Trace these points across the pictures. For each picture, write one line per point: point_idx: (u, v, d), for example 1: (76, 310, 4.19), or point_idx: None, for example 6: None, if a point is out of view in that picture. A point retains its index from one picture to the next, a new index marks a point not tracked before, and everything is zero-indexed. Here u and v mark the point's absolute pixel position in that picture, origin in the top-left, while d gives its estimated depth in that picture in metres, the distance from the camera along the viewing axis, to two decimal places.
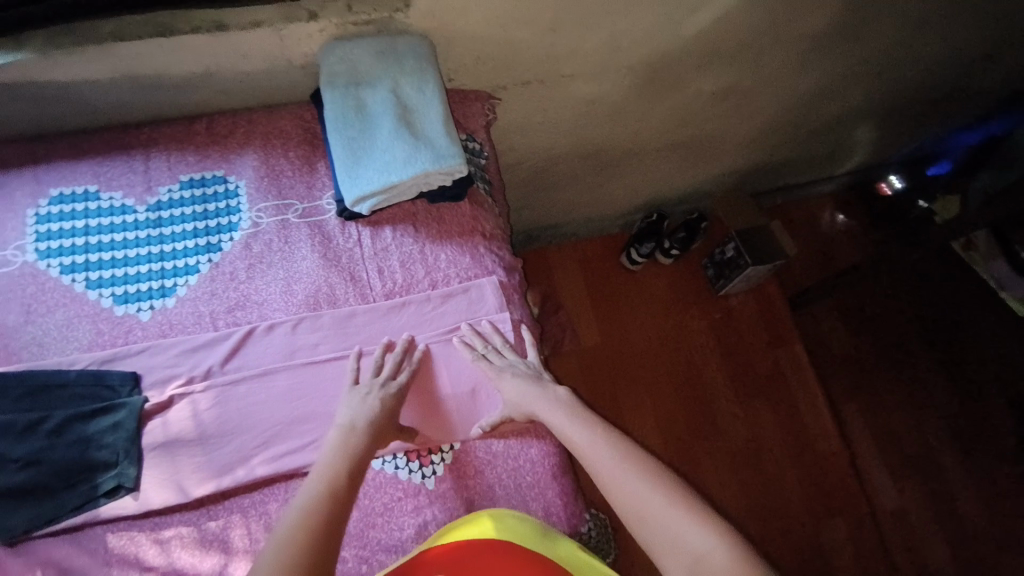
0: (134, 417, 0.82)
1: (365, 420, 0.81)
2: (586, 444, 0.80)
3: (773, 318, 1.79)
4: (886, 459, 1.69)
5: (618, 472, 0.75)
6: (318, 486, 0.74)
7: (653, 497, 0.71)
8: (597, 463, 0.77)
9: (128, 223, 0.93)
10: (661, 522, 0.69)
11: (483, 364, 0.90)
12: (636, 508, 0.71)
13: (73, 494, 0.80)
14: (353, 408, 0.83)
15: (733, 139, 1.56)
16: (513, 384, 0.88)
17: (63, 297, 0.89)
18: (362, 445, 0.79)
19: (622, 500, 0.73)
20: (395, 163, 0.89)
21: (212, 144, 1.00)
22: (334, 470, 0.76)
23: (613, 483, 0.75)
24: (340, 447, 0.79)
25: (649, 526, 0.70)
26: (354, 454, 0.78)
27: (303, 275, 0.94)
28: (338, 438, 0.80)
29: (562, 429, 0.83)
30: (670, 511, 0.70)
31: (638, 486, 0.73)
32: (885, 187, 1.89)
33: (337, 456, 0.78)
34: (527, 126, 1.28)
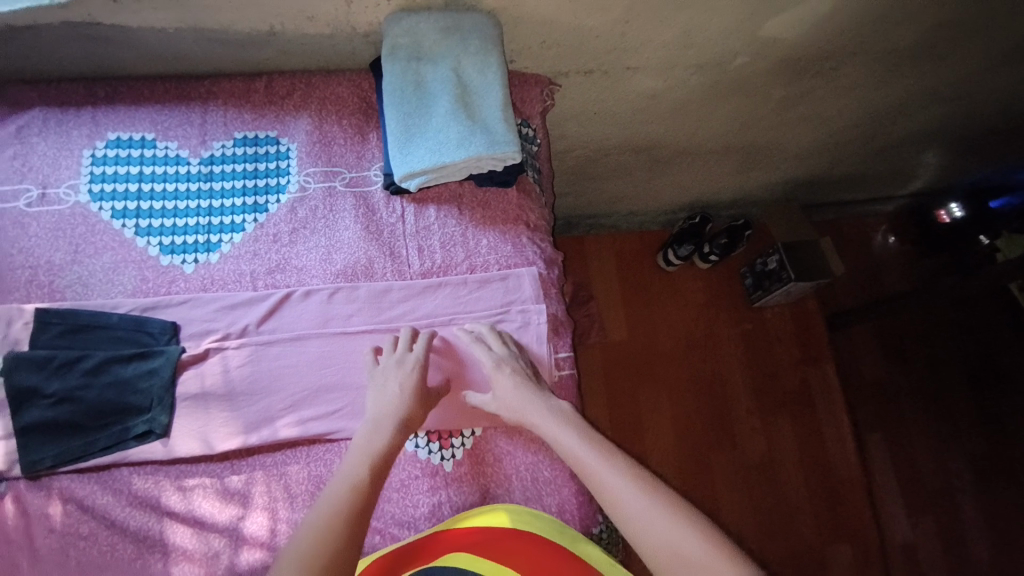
0: (170, 366, 0.84)
1: (392, 418, 0.80)
2: (601, 473, 0.76)
3: (809, 340, 1.73)
4: (906, 496, 1.64)
5: (634, 504, 0.72)
6: (343, 488, 0.72)
7: (673, 531, 0.69)
8: (613, 493, 0.74)
9: (181, 174, 0.95)
10: (665, 537, 0.69)
11: (479, 354, 0.88)
12: (642, 527, 0.70)
13: (105, 433, 0.82)
14: (385, 395, 0.82)
15: (792, 150, 1.49)
16: (509, 381, 0.85)
17: (112, 241, 0.91)
18: (388, 448, 0.77)
19: (640, 535, 0.70)
20: (448, 144, 0.87)
21: (268, 103, 0.99)
22: (361, 473, 0.74)
23: (629, 517, 0.71)
24: (365, 448, 0.77)
25: (653, 541, 0.69)
26: (379, 457, 0.76)
27: (344, 245, 0.94)
28: (362, 440, 0.78)
29: (572, 454, 0.79)
30: (673, 525, 0.69)
31: (657, 519, 0.70)
32: (942, 214, 1.75)
33: (360, 459, 0.76)
34: (582, 116, 1.24)
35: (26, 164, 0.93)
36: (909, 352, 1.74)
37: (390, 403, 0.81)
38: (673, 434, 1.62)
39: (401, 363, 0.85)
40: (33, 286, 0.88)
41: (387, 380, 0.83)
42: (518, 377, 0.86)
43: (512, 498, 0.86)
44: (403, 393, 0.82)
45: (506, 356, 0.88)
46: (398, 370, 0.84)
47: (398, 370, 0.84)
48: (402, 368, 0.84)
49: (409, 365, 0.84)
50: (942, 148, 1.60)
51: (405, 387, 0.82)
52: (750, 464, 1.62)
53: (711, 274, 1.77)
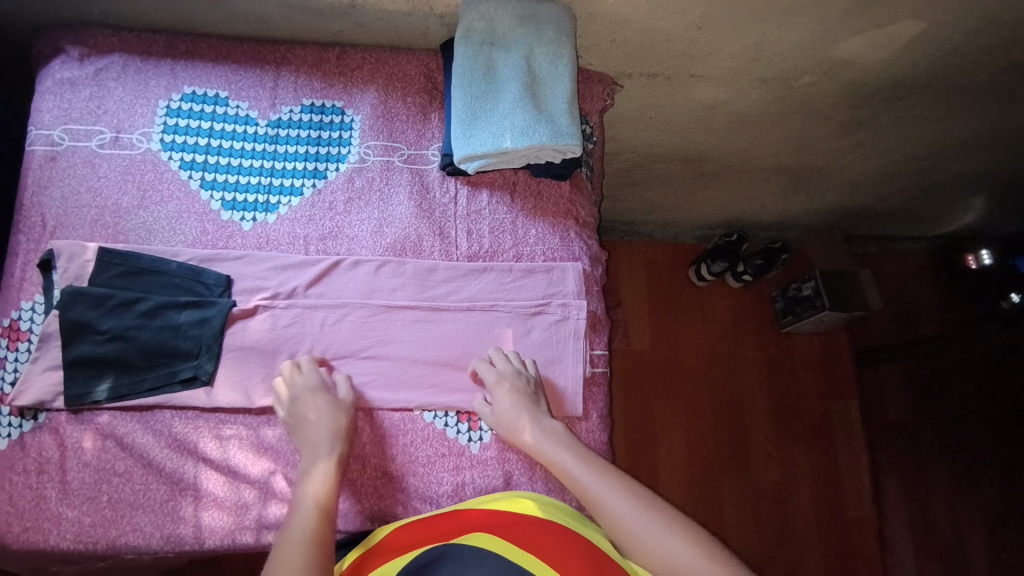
0: (221, 317, 0.86)
1: (323, 442, 0.80)
2: (609, 500, 0.77)
3: (836, 371, 1.71)
4: (917, 538, 1.60)
5: (635, 522, 0.74)
6: (307, 520, 0.73)
7: (679, 553, 0.70)
8: (616, 512, 0.75)
9: (249, 134, 0.97)
10: (664, 551, 0.71)
11: (489, 376, 0.87)
12: (641, 545, 0.72)
13: (153, 375, 0.85)
14: (310, 423, 0.81)
15: (845, 177, 1.47)
16: (509, 398, 0.84)
17: (177, 191, 0.93)
18: (329, 473, 0.79)
19: (647, 556, 0.72)
20: (512, 131, 0.88)
21: (338, 74, 1.01)
22: (314, 501, 0.76)
23: (636, 541, 0.73)
24: (309, 477, 0.78)
25: (652, 556, 0.71)
26: (322, 485, 0.78)
27: (396, 220, 0.95)
28: (304, 474, 0.79)
29: (573, 480, 0.79)
30: (668, 537, 0.72)
31: (664, 540, 0.72)
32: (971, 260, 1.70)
33: (305, 490, 0.77)
34: (638, 120, 1.24)
35: (101, 107, 0.96)
36: (937, 396, 1.70)
37: (318, 431, 0.81)
38: (685, 449, 1.61)
39: (306, 390, 0.83)
40: (97, 226, 0.91)
41: (302, 410, 0.82)
42: (518, 396, 0.85)
43: (534, 487, 0.87)
44: (322, 417, 0.81)
45: (511, 375, 0.87)
46: (306, 399, 0.82)
47: (307, 397, 0.82)
48: (308, 396, 0.82)
49: (311, 390, 0.82)
50: (996, 193, 1.56)
51: (321, 412, 0.81)
52: (761, 488, 1.60)
53: (743, 293, 1.75)
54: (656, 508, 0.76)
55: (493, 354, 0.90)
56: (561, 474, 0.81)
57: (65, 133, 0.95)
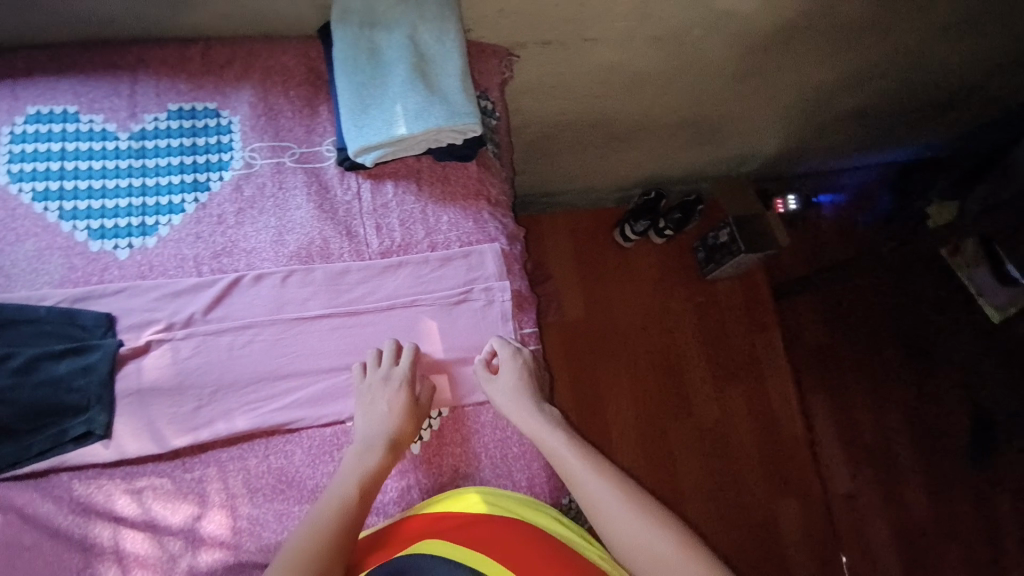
0: (108, 360, 0.77)
1: (383, 439, 0.78)
2: (592, 487, 0.74)
3: (758, 309, 1.81)
4: (846, 448, 1.77)
5: (609, 506, 0.72)
6: (331, 516, 0.70)
7: (657, 545, 0.67)
8: (593, 496, 0.74)
9: (110, 150, 0.86)
10: (636, 536, 0.69)
11: (506, 347, 0.88)
12: (615, 529, 0.70)
13: (40, 437, 0.75)
14: (378, 413, 0.79)
15: (745, 124, 1.53)
16: (513, 368, 0.86)
17: (33, 226, 0.82)
18: (379, 469, 0.76)
19: (623, 546, 0.69)
20: (406, 116, 0.83)
21: (206, 72, 0.91)
22: (348, 497, 0.72)
23: (612, 527, 0.71)
24: (356, 465, 0.76)
25: (622, 541, 0.69)
26: (369, 478, 0.75)
27: (297, 225, 0.88)
28: (354, 460, 0.76)
29: (563, 463, 0.78)
30: (641, 523, 0.70)
31: (643, 531, 0.69)
32: (781, 205, 1.78)
33: (349, 479, 0.74)
34: (541, 90, 1.22)
35: None
36: (847, 317, 1.85)
37: (382, 425, 0.79)
38: (632, 406, 1.67)
39: (389, 379, 0.81)
40: None
41: (376, 398, 0.80)
42: (526, 374, 0.86)
43: (482, 476, 0.85)
44: (394, 414, 0.79)
45: (523, 355, 0.88)
46: (385, 387, 0.81)
47: (388, 387, 0.80)
48: (387, 386, 0.81)
49: (397, 381, 0.81)
50: (875, 124, 1.69)
51: (394, 407, 0.79)
52: (705, 428, 1.69)
53: (667, 249, 1.80)
54: (640, 502, 0.72)
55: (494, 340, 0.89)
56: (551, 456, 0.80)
57: None
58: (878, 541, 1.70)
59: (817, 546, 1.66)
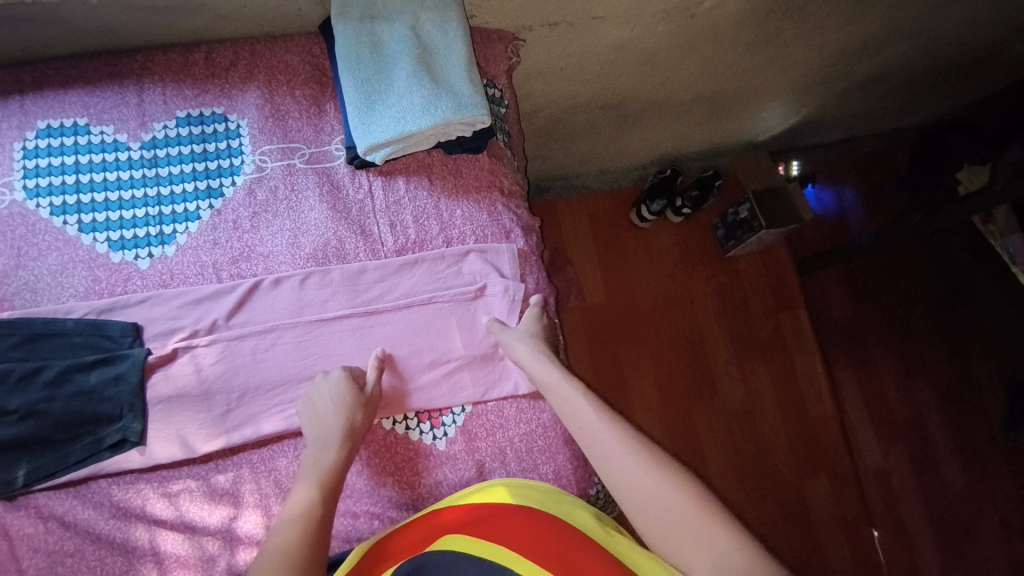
0: (136, 369, 0.78)
1: (337, 433, 0.77)
2: (609, 443, 0.75)
3: (781, 285, 1.76)
4: (875, 423, 1.73)
5: (637, 478, 0.71)
6: (293, 518, 0.70)
7: (672, 499, 0.68)
8: (619, 468, 0.72)
9: (123, 161, 0.87)
10: (663, 508, 0.67)
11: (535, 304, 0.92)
12: (641, 500, 0.69)
13: (78, 446, 0.77)
14: (326, 410, 0.79)
15: (762, 94, 1.48)
16: (531, 315, 0.90)
17: (56, 240, 0.83)
18: (337, 464, 0.76)
19: (639, 502, 0.69)
20: (412, 111, 0.81)
21: (210, 76, 0.91)
22: (308, 498, 0.72)
23: (632, 488, 0.70)
24: (314, 464, 0.76)
25: (649, 514, 0.68)
26: (328, 475, 0.75)
27: (311, 226, 0.88)
28: (311, 459, 0.76)
29: (590, 434, 0.77)
30: (671, 495, 0.68)
31: (660, 486, 0.69)
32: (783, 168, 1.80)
33: (310, 480, 0.74)
34: (549, 73, 1.19)
35: None
36: (874, 291, 1.80)
37: (332, 419, 0.77)
38: (655, 388, 1.66)
39: (332, 377, 0.82)
40: None
41: (322, 397, 0.81)
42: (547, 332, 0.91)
43: (508, 471, 0.85)
44: (338, 405, 0.78)
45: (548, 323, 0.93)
46: (328, 385, 0.81)
47: (330, 383, 0.81)
48: (331, 382, 0.81)
49: (336, 376, 0.81)
50: (901, 87, 1.61)
51: (338, 399, 0.79)
52: (731, 408, 1.67)
53: (685, 228, 1.77)
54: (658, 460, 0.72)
55: (531, 303, 0.93)
56: (567, 410, 0.81)
57: None
58: (911, 517, 1.68)
59: (848, 526, 1.64)
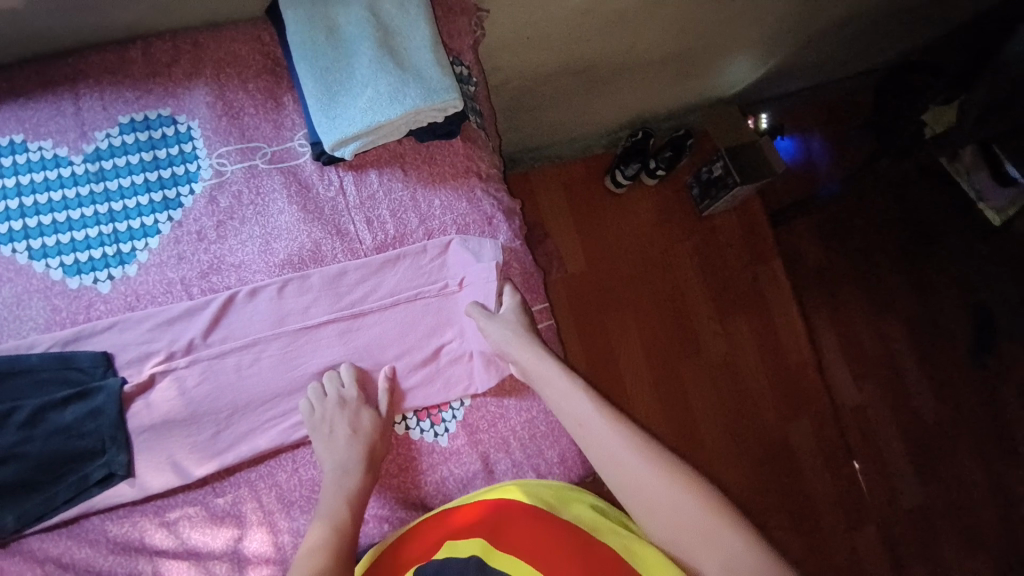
0: (114, 401, 0.74)
1: (359, 459, 0.77)
2: (610, 440, 0.74)
3: (758, 239, 1.78)
4: (853, 366, 1.80)
5: (643, 481, 0.71)
6: (322, 548, 0.69)
7: (680, 501, 0.69)
8: (624, 471, 0.72)
9: (66, 178, 0.79)
10: (671, 511, 0.68)
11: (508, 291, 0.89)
12: (649, 502, 0.70)
13: (62, 486, 0.73)
14: (346, 439, 0.77)
15: (730, 49, 1.45)
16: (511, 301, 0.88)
17: (4, 271, 0.76)
18: (360, 489, 0.76)
19: (645, 499, 0.70)
20: (380, 100, 0.76)
21: (151, 75, 0.83)
22: (334, 526, 0.72)
23: (639, 491, 0.71)
24: (337, 492, 0.75)
25: (656, 516, 0.69)
26: (353, 501, 0.75)
27: (283, 231, 0.84)
28: (333, 485, 0.75)
29: (591, 434, 0.76)
30: (679, 497, 0.69)
31: (666, 487, 0.70)
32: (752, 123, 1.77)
33: (333, 506, 0.74)
34: (516, 43, 1.13)
35: None
36: (847, 238, 1.83)
37: (353, 446, 0.77)
38: (642, 353, 1.68)
39: (349, 403, 0.79)
40: None
41: (336, 423, 0.78)
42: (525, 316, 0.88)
43: (514, 460, 0.86)
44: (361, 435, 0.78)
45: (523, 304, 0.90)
46: (346, 412, 0.78)
47: (350, 410, 0.78)
48: (350, 409, 0.78)
49: (355, 405, 0.79)
50: (865, 32, 1.61)
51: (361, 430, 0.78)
52: (717, 364, 1.71)
53: (661, 190, 1.76)
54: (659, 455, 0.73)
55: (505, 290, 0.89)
56: (563, 405, 0.80)
57: None
58: (891, 450, 1.77)
59: (833, 466, 1.72)
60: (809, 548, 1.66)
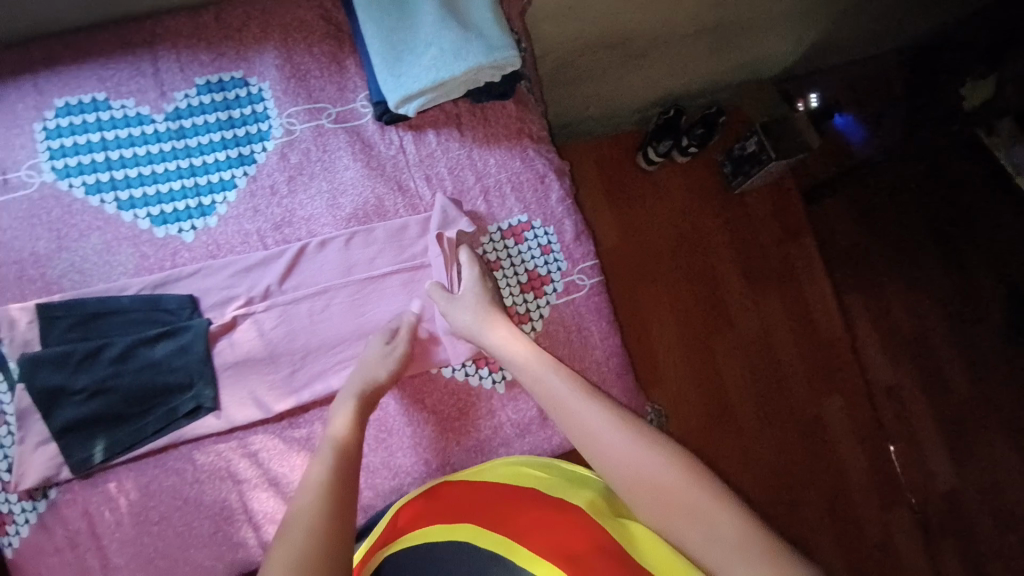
0: (201, 339, 0.79)
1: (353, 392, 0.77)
2: (593, 420, 0.67)
3: (791, 214, 1.79)
4: (885, 343, 1.80)
5: (620, 448, 0.64)
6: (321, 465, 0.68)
7: (660, 467, 0.62)
8: (599, 441, 0.66)
9: (149, 135, 0.85)
10: (649, 478, 0.61)
11: (465, 255, 0.86)
12: (626, 472, 0.63)
13: (153, 417, 0.79)
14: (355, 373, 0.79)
15: (764, 22, 1.47)
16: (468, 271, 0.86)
17: (95, 220, 0.82)
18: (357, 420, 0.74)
19: (624, 477, 0.63)
20: (443, 57, 0.80)
21: (224, 38, 0.88)
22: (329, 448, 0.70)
23: (616, 462, 0.64)
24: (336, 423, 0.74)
25: (635, 486, 0.62)
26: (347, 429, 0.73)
27: (349, 186, 0.88)
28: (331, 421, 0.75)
29: (563, 405, 0.71)
30: (657, 465, 0.62)
31: (646, 454, 0.63)
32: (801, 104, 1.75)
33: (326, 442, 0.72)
34: (558, 13, 1.17)
35: None
36: (880, 214, 1.83)
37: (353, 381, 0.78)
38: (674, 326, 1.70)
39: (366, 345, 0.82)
40: (23, 283, 0.80)
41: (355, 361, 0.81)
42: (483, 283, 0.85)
43: None
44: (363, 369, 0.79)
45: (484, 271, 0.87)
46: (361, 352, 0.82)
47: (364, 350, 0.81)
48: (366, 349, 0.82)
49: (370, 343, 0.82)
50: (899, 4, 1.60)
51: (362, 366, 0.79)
52: (748, 338, 1.73)
53: (693, 165, 1.77)
54: (645, 431, 0.66)
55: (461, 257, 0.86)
56: (538, 386, 0.74)
57: None
58: (923, 427, 1.77)
59: (865, 444, 1.73)
60: (838, 520, 1.68)
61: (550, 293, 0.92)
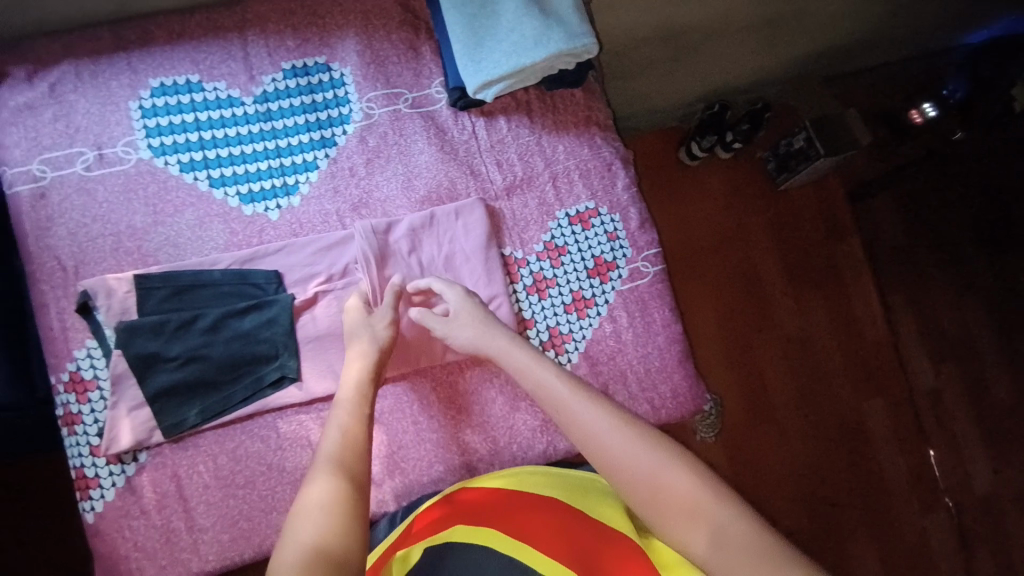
0: (286, 313, 0.83)
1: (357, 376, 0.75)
2: (592, 420, 0.68)
3: (835, 212, 1.78)
4: (928, 345, 1.74)
5: (622, 451, 0.65)
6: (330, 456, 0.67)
7: (664, 469, 0.63)
8: (600, 443, 0.66)
9: (238, 116, 0.88)
10: (652, 480, 0.62)
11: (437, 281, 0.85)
12: (629, 475, 0.64)
13: (240, 386, 0.82)
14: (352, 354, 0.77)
15: (820, 17, 1.46)
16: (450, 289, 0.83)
17: (188, 196, 0.86)
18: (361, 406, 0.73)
19: (626, 479, 0.64)
20: (525, 44, 0.82)
21: (309, 24, 0.92)
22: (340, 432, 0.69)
23: (619, 462, 0.64)
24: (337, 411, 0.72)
25: (637, 487, 0.63)
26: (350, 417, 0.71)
27: (423, 170, 0.91)
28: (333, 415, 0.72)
29: (562, 405, 0.71)
30: (659, 467, 0.63)
31: (647, 457, 0.64)
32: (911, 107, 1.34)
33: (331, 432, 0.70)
34: (619, 5, 1.18)
35: (71, 125, 0.86)
36: None
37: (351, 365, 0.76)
38: (716, 321, 1.70)
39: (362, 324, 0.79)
40: (120, 254, 0.84)
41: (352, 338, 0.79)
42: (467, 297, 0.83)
43: (631, 391, 0.91)
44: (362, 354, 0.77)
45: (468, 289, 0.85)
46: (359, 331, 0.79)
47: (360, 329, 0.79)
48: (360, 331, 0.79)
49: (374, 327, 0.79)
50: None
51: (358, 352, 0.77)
52: (790, 336, 1.72)
53: (739, 160, 1.76)
54: (644, 431, 0.67)
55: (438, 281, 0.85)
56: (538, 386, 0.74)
57: (44, 165, 0.85)
58: (966, 436, 1.72)
59: (903, 447, 1.71)
60: (875, 523, 1.66)
61: (616, 279, 0.94)
